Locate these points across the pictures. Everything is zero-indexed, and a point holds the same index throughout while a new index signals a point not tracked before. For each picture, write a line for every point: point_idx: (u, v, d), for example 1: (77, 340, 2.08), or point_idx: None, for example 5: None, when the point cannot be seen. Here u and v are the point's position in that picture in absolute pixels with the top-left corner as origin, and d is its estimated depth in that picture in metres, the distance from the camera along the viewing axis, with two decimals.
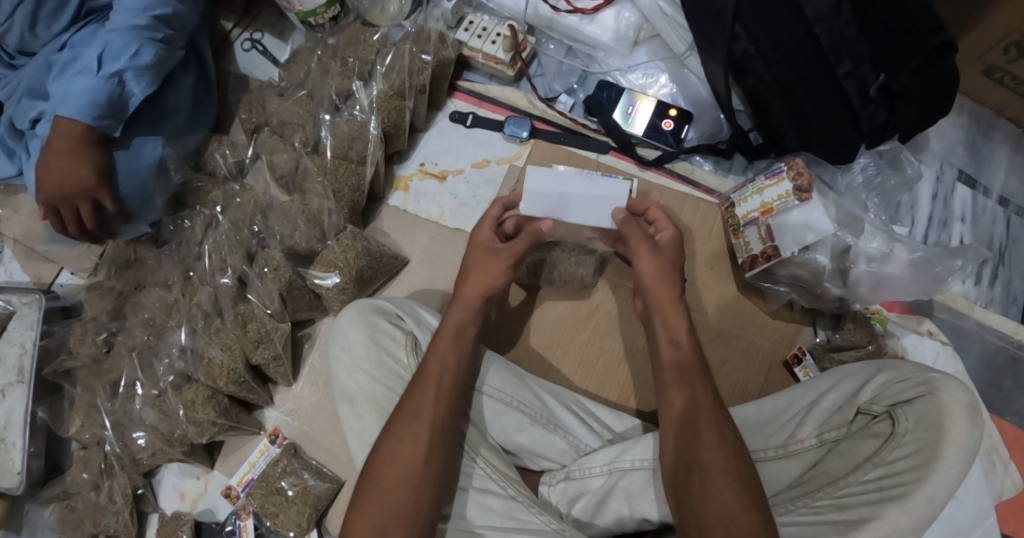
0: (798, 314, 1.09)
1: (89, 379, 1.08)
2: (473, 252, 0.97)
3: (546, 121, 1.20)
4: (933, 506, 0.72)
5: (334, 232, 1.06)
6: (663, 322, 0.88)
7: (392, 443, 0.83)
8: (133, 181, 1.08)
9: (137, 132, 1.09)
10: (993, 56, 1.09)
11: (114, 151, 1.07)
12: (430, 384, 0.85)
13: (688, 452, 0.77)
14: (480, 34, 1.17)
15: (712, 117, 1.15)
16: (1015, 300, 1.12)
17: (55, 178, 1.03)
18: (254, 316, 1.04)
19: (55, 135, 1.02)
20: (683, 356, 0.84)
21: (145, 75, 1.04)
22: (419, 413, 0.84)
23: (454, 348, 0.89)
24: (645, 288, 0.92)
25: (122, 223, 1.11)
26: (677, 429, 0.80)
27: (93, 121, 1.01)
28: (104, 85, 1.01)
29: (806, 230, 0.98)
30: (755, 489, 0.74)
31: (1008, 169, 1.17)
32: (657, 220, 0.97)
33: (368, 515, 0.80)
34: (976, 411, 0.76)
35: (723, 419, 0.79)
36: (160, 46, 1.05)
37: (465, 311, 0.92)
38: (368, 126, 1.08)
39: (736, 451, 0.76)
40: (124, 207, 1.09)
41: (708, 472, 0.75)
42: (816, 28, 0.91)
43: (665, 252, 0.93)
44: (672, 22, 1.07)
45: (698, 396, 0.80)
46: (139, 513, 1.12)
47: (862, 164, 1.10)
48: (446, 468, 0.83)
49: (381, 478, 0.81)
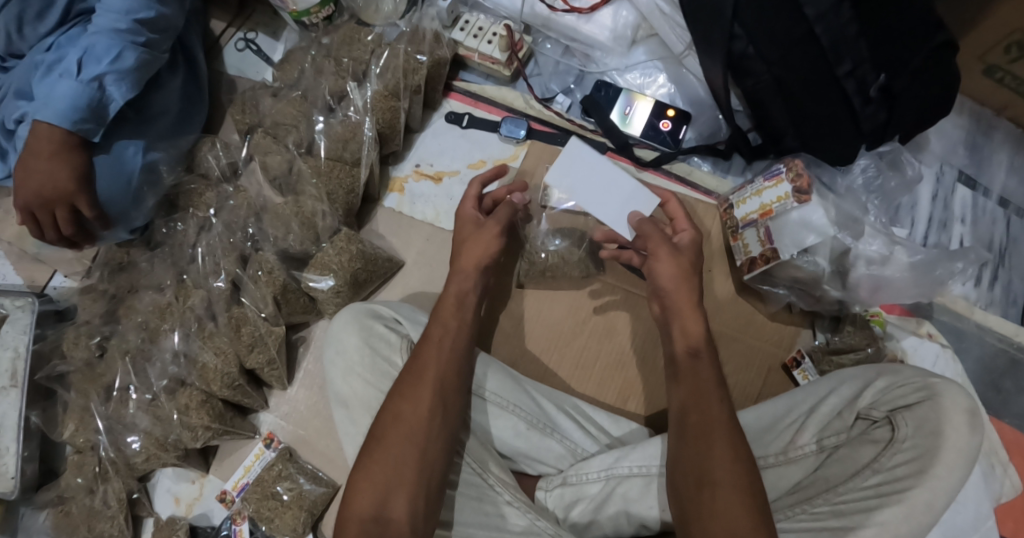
0: (797, 316, 1.08)
1: (82, 383, 1.07)
2: (463, 229, 0.97)
3: (543, 121, 1.19)
4: (931, 512, 0.71)
5: (329, 234, 1.05)
6: (681, 328, 0.86)
7: (388, 439, 0.80)
8: (116, 185, 1.08)
9: (120, 136, 1.08)
10: (994, 56, 1.08)
11: (96, 155, 1.06)
12: (431, 371, 0.83)
13: (701, 465, 0.75)
14: (476, 33, 1.16)
15: (711, 117, 1.14)
16: (1016, 301, 1.11)
17: (36, 182, 1.02)
18: (248, 319, 1.03)
19: (36, 138, 1.01)
20: (700, 370, 0.82)
21: (127, 79, 1.03)
22: (417, 396, 0.82)
23: (457, 315, 0.90)
24: (663, 289, 0.90)
25: (103, 229, 1.09)
26: (688, 440, 0.78)
27: (73, 125, 1.00)
28: (84, 89, 1.00)
29: (806, 231, 0.97)
30: (763, 505, 0.72)
31: (1009, 169, 1.16)
32: (677, 218, 0.96)
33: (363, 500, 0.78)
34: (976, 417, 0.75)
35: (735, 431, 0.76)
36: (142, 50, 1.04)
37: (466, 281, 0.93)
38: (362, 126, 1.07)
39: (748, 465, 0.74)
40: (105, 213, 1.08)
41: (720, 487, 0.73)
42: (816, 27, 0.90)
43: (684, 254, 0.91)
44: (670, 21, 1.05)
45: (709, 404, 0.78)
46: (133, 517, 1.11)
47: (862, 165, 1.08)
48: (445, 458, 0.81)
49: (374, 462, 0.79)
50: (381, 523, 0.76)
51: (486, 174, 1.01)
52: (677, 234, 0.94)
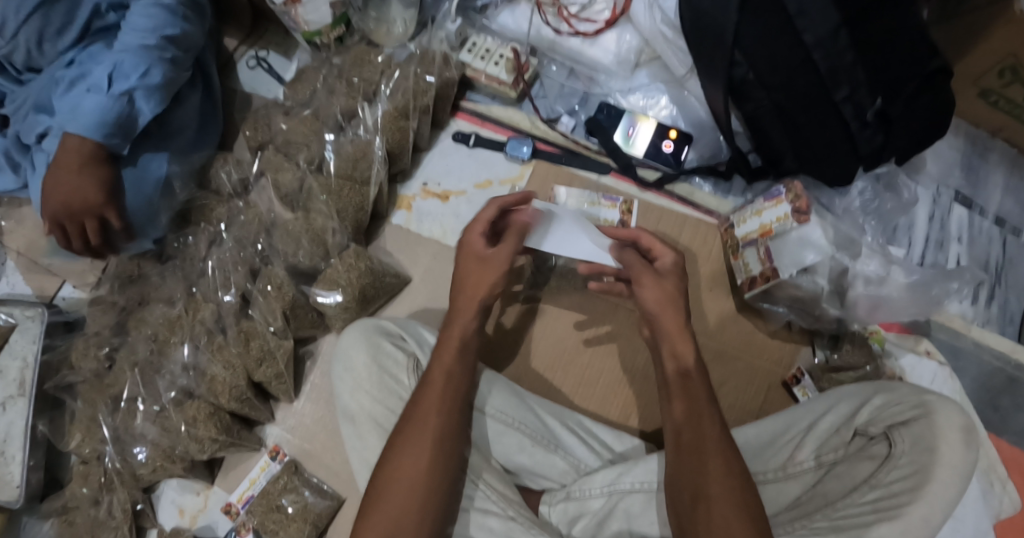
0: (797, 335, 1.09)
1: (90, 393, 1.08)
2: (466, 261, 0.93)
3: (547, 142, 1.21)
4: (927, 528, 0.72)
5: (339, 250, 1.07)
6: (670, 349, 0.87)
7: (403, 456, 0.83)
8: (141, 197, 1.10)
9: (145, 150, 1.11)
10: (988, 81, 1.11)
11: (123, 168, 1.09)
12: (437, 389, 0.86)
13: (697, 481, 0.77)
14: (484, 55, 1.18)
15: (712, 138, 1.16)
16: (1012, 320, 1.13)
17: (63, 193, 1.04)
18: (257, 332, 1.05)
19: (65, 150, 1.04)
20: (691, 389, 0.83)
21: (155, 94, 1.05)
22: (424, 416, 0.84)
23: (459, 360, 0.89)
24: (652, 314, 0.90)
25: (126, 240, 1.12)
26: (683, 457, 0.80)
27: (101, 138, 1.03)
28: (113, 103, 1.03)
29: (805, 250, 0.99)
30: (757, 518, 0.74)
31: (1005, 190, 1.18)
32: (654, 248, 0.95)
33: (375, 518, 0.80)
34: (971, 434, 0.76)
35: (729, 448, 0.78)
36: (169, 66, 1.07)
37: (469, 317, 0.91)
38: (373, 145, 1.10)
39: (742, 481, 0.76)
40: (129, 223, 1.11)
41: (714, 502, 0.75)
42: (814, 53, 0.93)
43: (669, 278, 0.91)
44: (673, 46, 1.07)
45: (703, 421, 0.80)
46: (138, 527, 1.12)
47: (860, 187, 1.11)
48: (450, 471, 0.84)
49: (387, 481, 0.82)
50: None
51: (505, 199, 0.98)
52: (660, 260, 0.94)
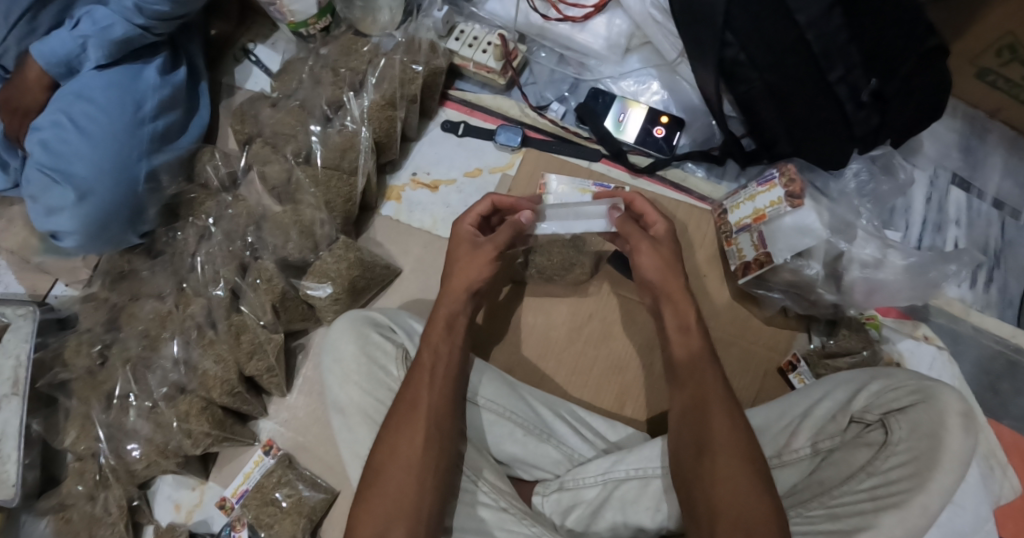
0: (793, 321, 1.09)
1: (83, 391, 1.08)
2: (459, 248, 0.96)
3: (538, 129, 1.20)
4: (926, 515, 0.71)
5: (328, 242, 1.07)
6: (672, 309, 0.90)
7: (404, 419, 0.83)
8: (82, 153, 1.04)
9: (93, 106, 1.04)
10: (986, 59, 1.09)
11: (65, 118, 1.04)
12: (435, 346, 0.89)
13: (698, 432, 0.78)
14: (471, 43, 1.17)
15: (704, 123, 1.15)
16: (1012, 303, 1.12)
17: (15, 98, 1.07)
18: (248, 326, 1.04)
19: (25, 65, 1.05)
20: (690, 343, 0.85)
21: (108, 46, 1.03)
22: (424, 369, 0.86)
23: (447, 339, 0.90)
24: (648, 280, 0.93)
25: (75, 218, 1.06)
26: (687, 410, 0.81)
27: (48, 67, 1.03)
28: (71, 41, 1.02)
29: (800, 235, 0.98)
30: (761, 470, 0.75)
31: (1003, 172, 1.17)
32: (646, 214, 0.97)
33: (383, 481, 0.80)
34: (971, 419, 0.75)
35: (732, 400, 0.80)
36: (137, 30, 1.03)
37: (456, 302, 0.93)
38: (360, 135, 1.08)
39: (744, 432, 0.77)
40: (71, 187, 1.04)
41: (719, 453, 0.76)
42: (808, 33, 0.91)
43: (662, 244, 0.94)
44: (664, 29, 1.06)
45: (703, 374, 0.82)
46: (134, 523, 1.11)
47: (855, 169, 1.10)
48: (450, 452, 0.83)
49: (395, 423, 0.83)
50: (394, 505, 0.79)
51: (501, 197, 0.99)
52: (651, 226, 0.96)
